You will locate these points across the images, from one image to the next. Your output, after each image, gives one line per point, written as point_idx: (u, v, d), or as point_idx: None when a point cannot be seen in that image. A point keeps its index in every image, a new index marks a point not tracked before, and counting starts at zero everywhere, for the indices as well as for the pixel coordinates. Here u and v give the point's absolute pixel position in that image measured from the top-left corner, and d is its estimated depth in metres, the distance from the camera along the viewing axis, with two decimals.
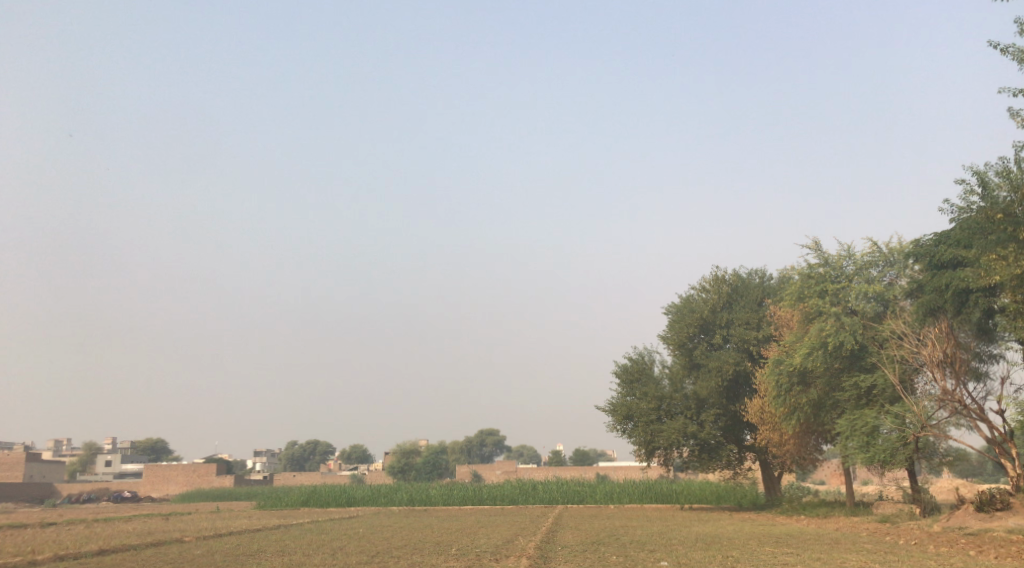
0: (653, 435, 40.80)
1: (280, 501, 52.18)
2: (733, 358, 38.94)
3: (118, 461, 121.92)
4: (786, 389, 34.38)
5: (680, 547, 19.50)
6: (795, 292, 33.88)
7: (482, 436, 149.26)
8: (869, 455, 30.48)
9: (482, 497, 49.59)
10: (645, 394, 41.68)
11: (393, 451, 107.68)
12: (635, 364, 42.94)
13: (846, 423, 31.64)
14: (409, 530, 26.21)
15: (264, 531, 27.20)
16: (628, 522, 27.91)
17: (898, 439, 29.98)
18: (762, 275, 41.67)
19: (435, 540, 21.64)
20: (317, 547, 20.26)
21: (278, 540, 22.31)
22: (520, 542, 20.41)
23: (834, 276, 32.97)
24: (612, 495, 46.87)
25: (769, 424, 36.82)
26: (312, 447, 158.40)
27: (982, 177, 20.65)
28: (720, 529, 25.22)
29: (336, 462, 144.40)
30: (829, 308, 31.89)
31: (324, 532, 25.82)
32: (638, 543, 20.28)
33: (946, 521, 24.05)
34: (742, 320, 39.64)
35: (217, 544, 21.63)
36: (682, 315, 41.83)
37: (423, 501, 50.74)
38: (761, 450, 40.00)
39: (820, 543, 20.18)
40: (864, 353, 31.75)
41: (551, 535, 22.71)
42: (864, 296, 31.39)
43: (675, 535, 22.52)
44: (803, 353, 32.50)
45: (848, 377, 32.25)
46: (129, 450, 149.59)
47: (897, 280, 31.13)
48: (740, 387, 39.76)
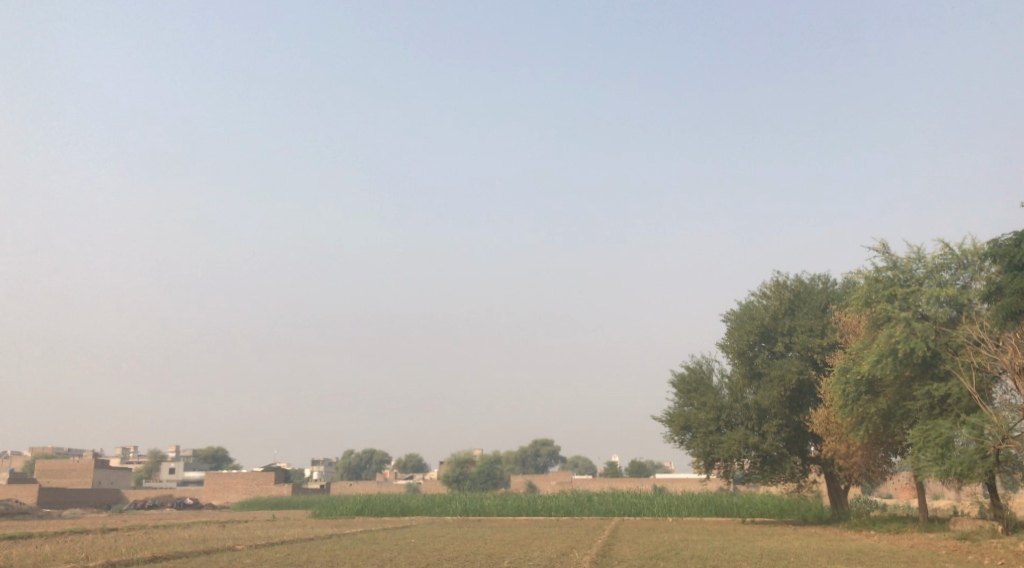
0: (713, 446, 39.55)
1: (335, 510, 52.11)
2: (795, 367, 37.53)
3: (180, 468, 124.08)
4: (854, 398, 32.91)
5: (745, 563, 18.47)
6: (862, 297, 32.45)
7: (537, 446, 148.37)
8: (944, 468, 28.92)
9: (536, 508, 48.78)
10: (703, 404, 40.45)
11: (448, 461, 107.41)
12: (693, 372, 41.75)
13: (919, 434, 30.10)
14: (462, 541, 25.58)
15: (317, 539, 26.88)
16: (688, 536, 26.89)
17: (976, 452, 28.38)
18: (825, 281, 40.18)
19: (487, 552, 20.96)
20: (366, 558, 19.76)
21: (328, 551, 21.85)
22: (576, 555, 19.61)
23: (904, 280, 31.50)
24: (670, 507, 45.66)
25: (836, 436, 35.33)
26: (369, 456, 159.36)
27: None
28: (785, 544, 24.04)
29: (392, 472, 144.84)
30: (898, 313, 30.41)
31: (375, 542, 25.36)
32: (700, 558, 19.30)
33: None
34: (805, 328, 38.24)
35: (266, 552, 21.32)
36: (742, 323, 40.54)
37: (478, 512, 50.12)
38: (826, 462, 38.45)
39: (895, 561, 18.97)
40: (937, 360, 30.19)
41: (607, 548, 21.87)
42: (936, 300, 29.87)
43: (739, 550, 21.47)
44: (871, 360, 31.06)
45: (920, 385, 30.69)
46: (191, 458, 152.27)
47: (972, 283, 29.56)
48: (804, 397, 38.30)
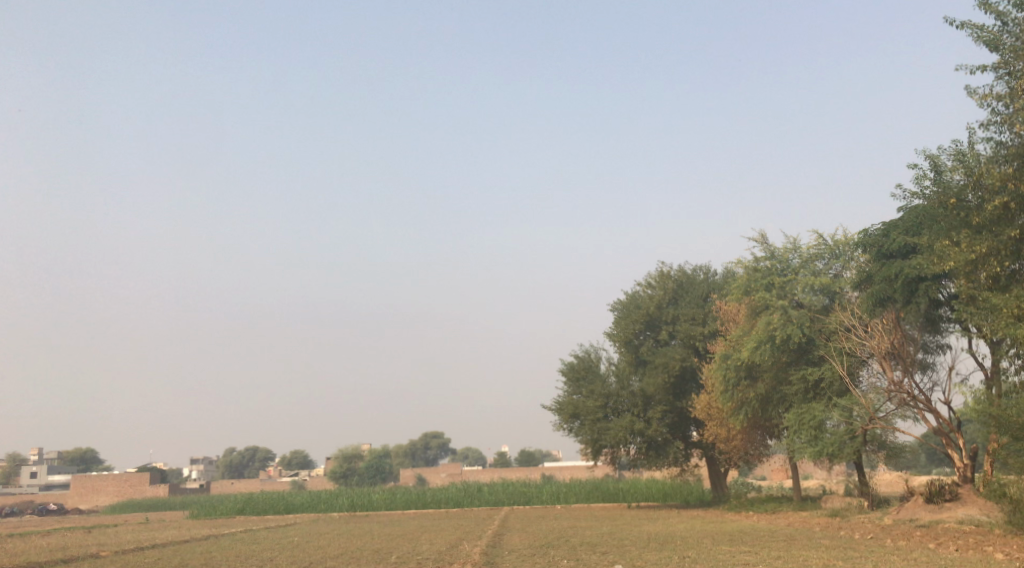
0: (600, 434, 40.05)
1: (215, 510, 50.14)
2: (679, 355, 38.41)
3: (46, 472, 117.20)
4: (734, 383, 33.91)
5: (633, 548, 18.62)
6: (742, 286, 33.46)
7: (426, 438, 147.59)
8: (817, 448, 30.12)
9: (426, 500, 48.32)
10: (591, 392, 40.91)
11: (335, 455, 105.48)
12: (581, 361, 42.19)
13: (794, 417, 31.28)
14: (348, 537, 24.88)
15: (193, 541, 25.65)
16: (576, 523, 27.04)
17: (845, 432, 29.68)
18: (707, 271, 41.28)
19: (373, 548, 20.41)
20: (246, 559, 18.90)
21: (203, 553, 20.78)
22: (465, 547, 19.35)
23: (780, 269, 32.66)
24: (559, 495, 46.04)
25: (717, 420, 36.33)
26: (252, 453, 154.84)
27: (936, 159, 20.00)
28: (670, 527, 24.47)
29: (276, 468, 141.20)
30: (776, 301, 31.49)
31: (257, 542, 24.40)
32: (588, 545, 19.37)
33: (895, 514, 23.69)
34: (688, 316, 39.17)
35: (136, 558, 20.12)
36: (628, 312, 41.23)
37: (365, 506, 49.24)
38: (708, 446, 39.56)
39: (774, 540, 19.54)
40: (811, 346, 31.41)
41: (497, 539, 21.72)
42: (810, 289, 31.08)
43: (626, 535, 21.67)
44: (751, 347, 32.06)
45: (795, 370, 31.89)
46: (58, 461, 144.11)
47: (843, 272, 30.90)
48: (687, 383, 39.25)
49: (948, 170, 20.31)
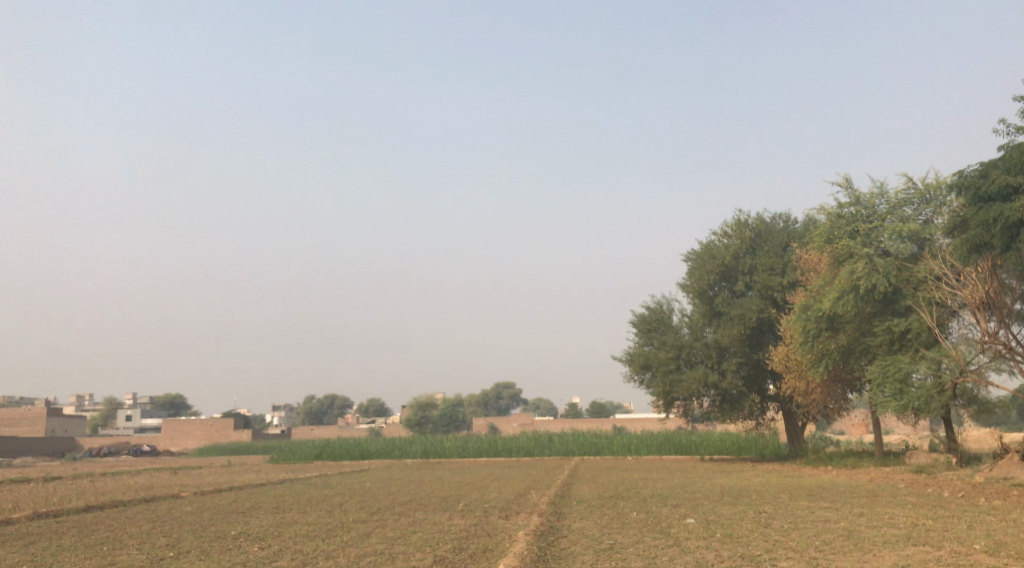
0: (673, 385, 39.26)
1: (293, 455, 51.34)
2: (755, 306, 37.21)
3: (138, 416, 122.37)
4: (814, 335, 32.64)
5: (706, 501, 18.00)
6: (824, 234, 32.01)
7: (499, 389, 148.82)
8: (902, 403, 28.81)
9: (498, 449, 48.49)
10: (664, 343, 40.09)
11: (409, 404, 107.09)
12: (654, 312, 41.32)
13: (878, 370, 29.94)
14: (418, 484, 24.84)
15: (267, 485, 26.00)
16: (647, 474, 26.49)
17: (933, 386, 28.28)
18: (786, 219, 39.73)
19: (442, 495, 20.28)
20: (316, 503, 18.96)
21: (274, 496, 20.94)
22: (534, 497, 19.01)
23: (866, 216, 31.09)
24: (630, 446, 45.60)
25: (795, 373, 35.12)
26: (330, 401, 158.62)
27: None
28: (745, 481, 23.72)
29: (354, 416, 144.59)
30: (860, 249, 30.01)
31: (329, 486, 24.58)
32: (660, 497, 18.79)
33: (987, 472, 22.42)
34: (765, 266, 37.81)
35: (212, 499, 20.42)
36: (703, 262, 40.08)
37: (438, 454, 49.72)
38: (785, 400, 38.43)
39: (857, 496, 18.61)
40: (897, 296, 29.89)
41: (566, 489, 21.35)
42: (898, 236, 29.51)
43: (699, 489, 20.99)
44: (833, 297, 30.70)
45: (880, 321, 30.44)
46: (148, 406, 150.15)
47: (934, 219, 29.23)
48: (763, 335, 38.06)
49: None
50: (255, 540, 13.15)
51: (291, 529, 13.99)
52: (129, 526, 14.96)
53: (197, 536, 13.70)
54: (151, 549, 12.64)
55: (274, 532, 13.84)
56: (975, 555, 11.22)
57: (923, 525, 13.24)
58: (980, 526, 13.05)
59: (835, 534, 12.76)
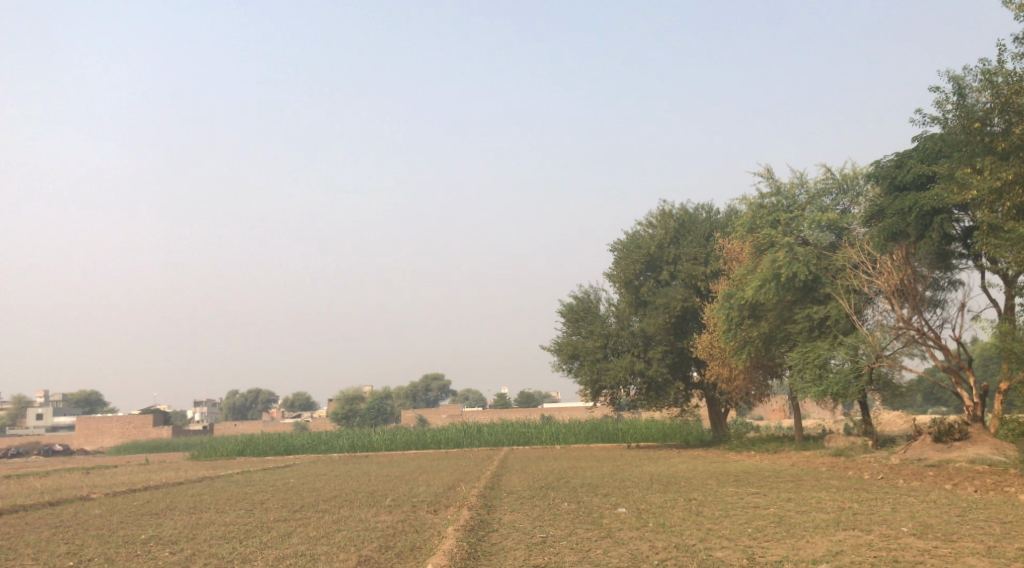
0: (600, 374, 39.45)
1: (214, 451, 49.93)
2: (680, 294, 37.65)
3: (50, 414, 117.60)
4: (737, 322, 33.15)
5: (636, 489, 18.02)
6: (747, 223, 32.53)
7: (427, 380, 148.07)
8: (821, 388, 29.49)
9: (426, 442, 48.08)
10: (591, 332, 40.26)
11: (335, 398, 105.53)
12: (581, 302, 41.44)
13: (798, 357, 30.57)
14: (344, 479, 24.31)
15: (186, 484, 25.09)
16: (576, 463, 26.51)
17: (851, 371, 29.03)
18: (709, 210, 40.27)
19: (369, 491, 19.84)
20: (237, 501, 18.30)
21: (193, 496, 20.17)
22: (463, 489, 18.75)
23: (787, 206, 31.70)
24: (558, 435, 45.74)
25: (718, 360, 35.62)
26: (253, 396, 155.32)
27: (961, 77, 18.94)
28: (672, 468, 23.92)
29: (278, 410, 142.01)
30: (781, 238, 30.59)
31: (252, 483, 23.86)
32: (589, 487, 18.75)
33: (903, 454, 23.06)
34: (689, 256, 38.27)
35: (126, 501, 19.55)
36: (628, 252, 40.36)
37: (365, 447, 49.02)
38: (709, 387, 39.03)
39: (782, 481, 18.89)
40: (817, 284, 30.57)
41: (495, 480, 21.17)
42: (818, 225, 30.15)
43: (628, 477, 21.04)
44: (755, 285, 31.23)
45: (800, 309, 31.08)
46: (61, 403, 144.54)
47: (851, 208, 29.98)
48: (688, 323, 38.53)
49: (972, 93, 19.27)
50: (169, 544, 12.54)
51: (210, 531, 13.39)
52: (34, 532, 14.15)
53: (108, 542, 12.99)
54: (55, 558, 11.91)
55: (192, 534, 13.24)
56: (904, 539, 11.41)
57: (849, 509, 13.44)
58: (903, 508, 13.32)
59: (767, 521, 12.83)
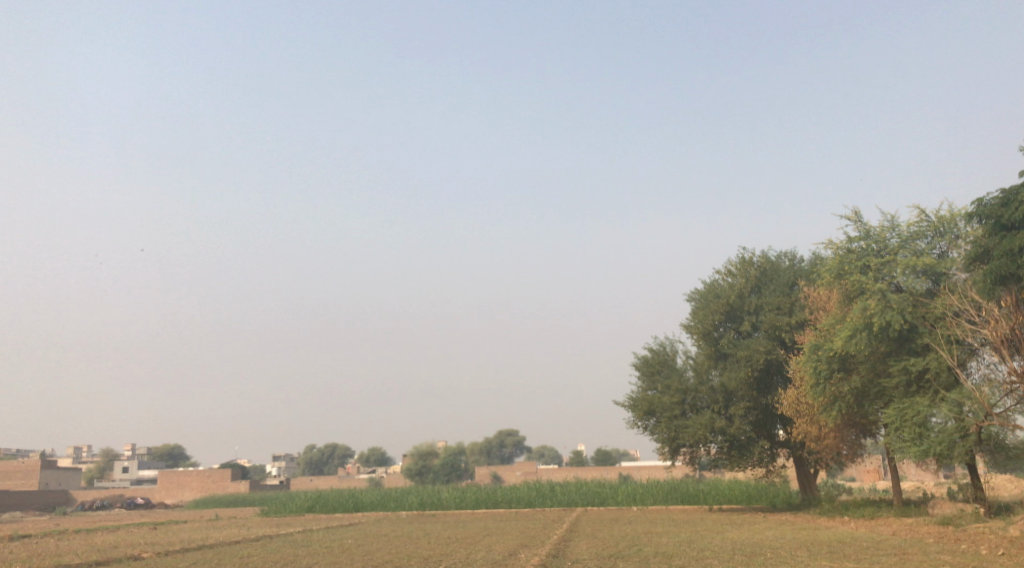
0: (678, 431, 37.35)
1: (283, 507, 49.22)
2: (763, 346, 35.49)
3: (135, 467, 119.83)
4: (825, 376, 30.84)
5: (715, 561, 16.16)
6: (833, 270, 30.41)
7: (503, 436, 146.40)
8: (922, 448, 26.91)
9: (497, 500, 46.37)
10: (668, 387, 38.26)
11: (410, 453, 104.64)
12: (656, 355, 39.52)
13: (895, 414, 28.07)
14: (404, 540, 22.96)
15: (243, 543, 24.09)
16: (651, 528, 24.62)
17: (955, 430, 26.42)
18: (792, 257, 38.16)
19: (424, 555, 18.47)
20: (281, 565, 17.18)
21: (242, 557, 19.12)
22: (524, 557, 17.16)
23: (878, 250, 29.49)
24: (635, 496, 43.48)
25: (806, 417, 33.18)
26: (331, 451, 155.83)
27: None
28: (758, 535, 21.82)
29: (355, 466, 141.80)
30: (873, 285, 28.41)
31: (307, 544, 22.74)
32: (663, 556, 17.00)
33: (1022, 525, 20.49)
34: (772, 305, 36.17)
35: (173, 562, 18.58)
36: (706, 302, 38.44)
37: (435, 505, 47.54)
38: (796, 446, 36.47)
39: (883, 554, 16.75)
40: (914, 334, 28.20)
41: (561, 546, 19.50)
42: (912, 271, 27.90)
43: (708, 545, 19.09)
44: (845, 336, 29.01)
45: (895, 361, 28.67)
46: (147, 456, 147.63)
47: (950, 252, 27.69)
48: (772, 378, 36.26)
49: None
50: None
51: None
52: None
53: None
54: None
55: None
56: None
57: None
58: None
59: None
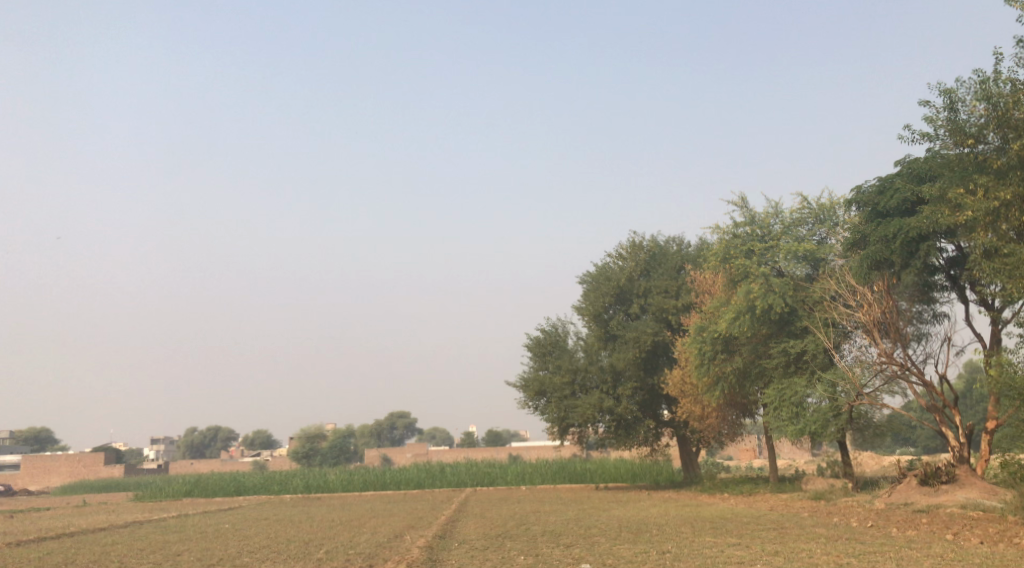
0: (567, 412, 37.61)
1: (159, 492, 47.15)
2: (650, 328, 36.09)
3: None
4: (710, 357, 31.58)
5: (602, 539, 16.20)
6: (719, 254, 31.12)
7: (393, 418, 145.29)
8: (798, 427, 27.89)
9: (385, 482, 45.74)
10: (558, 367, 38.47)
11: (297, 436, 102.50)
12: (547, 335, 39.68)
13: (774, 394, 29.00)
14: (284, 524, 22.16)
15: (110, 530, 22.76)
16: (539, 507, 24.62)
17: (829, 409, 27.46)
18: (680, 242, 38.94)
19: (305, 539, 17.83)
20: (148, 553, 16.20)
21: (107, 546, 17.99)
22: (409, 539, 16.75)
23: (762, 236, 30.34)
24: (523, 476, 43.68)
25: (690, 397, 33.95)
26: (213, 433, 151.04)
27: (953, 93, 18.71)
28: (642, 513, 22.13)
29: (238, 449, 137.87)
30: (756, 269, 29.20)
31: (180, 530, 21.66)
32: (551, 535, 16.93)
33: (887, 498, 21.45)
34: (660, 289, 36.83)
35: (29, 552, 17.30)
36: (597, 284, 38.80)
37: (321, 488, 46.51)
38: (680, 426, 37.34)
39: (762, 529, 17.14)
40: (794, 317, 29.16)
41: (448, 527, 19.19)
42: (793, 256, 28.82)
43: (595, 523, 19.22)
44: (729, 318, 29.72)
45: (776, 343, 29.59)
46: (12, 440, 139.42)
47: (828, 239, 28.74)
48: (658, 359, 36.96)
49: (966, 108, 18.79)
50: None
51: None
52: None
53: None
54: None
55: None
56: None
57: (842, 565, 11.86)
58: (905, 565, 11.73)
59: None
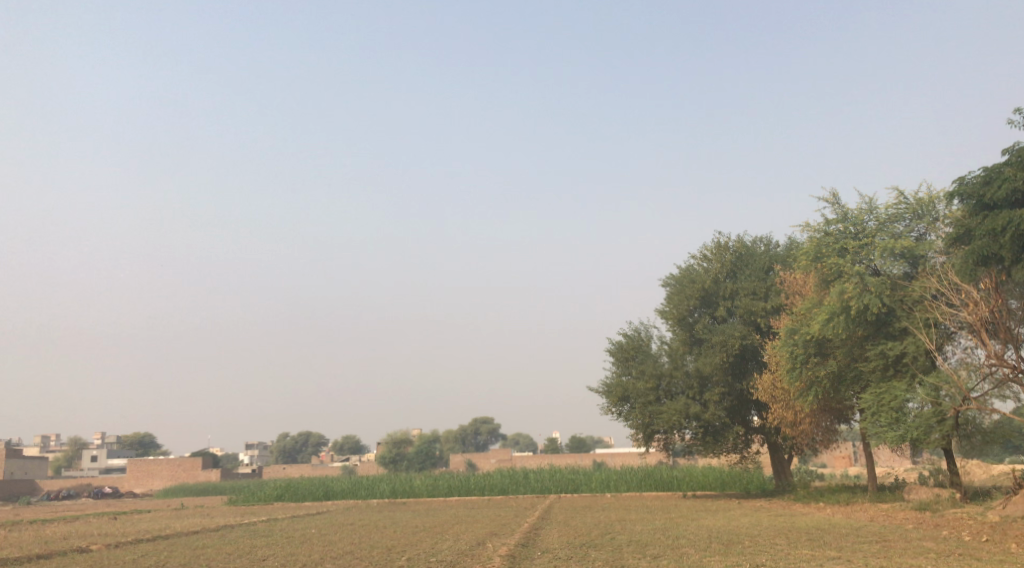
0: (652, 418, 36.74)
1: (251, 496, 48.17)
2: (738, 331, 34.97)
3: (104, 455, 118.00)
4: (802, 361, 30.33)
5: (691, 549, 15.51)
6: (810, 253, 29.88)
7: (477, 424, 145.94)
8: (898, 433, 26.46)
9: (470, 488, 45.63)
10: (642, 372, 37.65)
11: (385, 441, 103.85)
12: (631, 340, 38.91)
13: (872, 398, 27.60)
14: (369, 530, 22.12)
15: (201, 534, 23.14)
16: (625, 515, 23.96)
17: (932, 415, 25.98)
18: (768, 242, 37.67)
19: (388, 546, 17.68)
20: (234, 557, 16.29)
21: (196, 549, 18.21)
22: (491, 546, 16.40)
23: (855, 233, 28.98)
24: (609, 483, 42.94)
25: (782, 402, 32.70)
26: (304, 439, 154.53)
27: None
28: (734, 523, 21.25)
29: (328, 454, 140.58)
30: (850, 268, 27.89)
31: (268, 534, 21.85)
32: (637, 545, 16.32)
33: (1001, 510, 20.03)
34: (748, 290, 35.66)
35: (122, 555, 17.63)
36: (682, 287, 37.84)
37: (407, 493, 46.72)
38: (771, 432, 36.04)
39: (864, 541, 16.14)
40: (892, 318, 27.74)
41: (532, 535, 18.77)
42: (890, 253, 27.41)
43: (684, 533, 18.50)
44: (822, 320, 28.47)
45: (873, 345, 28.19)
46: (117, 445, 145.59)
47: (928, 235, 27.23)
48: (746, 363, 35.78)
49: None
50: None
51: None
52: None
53: None
54: None
55: None
56: None
57: None
58: None
59: None
